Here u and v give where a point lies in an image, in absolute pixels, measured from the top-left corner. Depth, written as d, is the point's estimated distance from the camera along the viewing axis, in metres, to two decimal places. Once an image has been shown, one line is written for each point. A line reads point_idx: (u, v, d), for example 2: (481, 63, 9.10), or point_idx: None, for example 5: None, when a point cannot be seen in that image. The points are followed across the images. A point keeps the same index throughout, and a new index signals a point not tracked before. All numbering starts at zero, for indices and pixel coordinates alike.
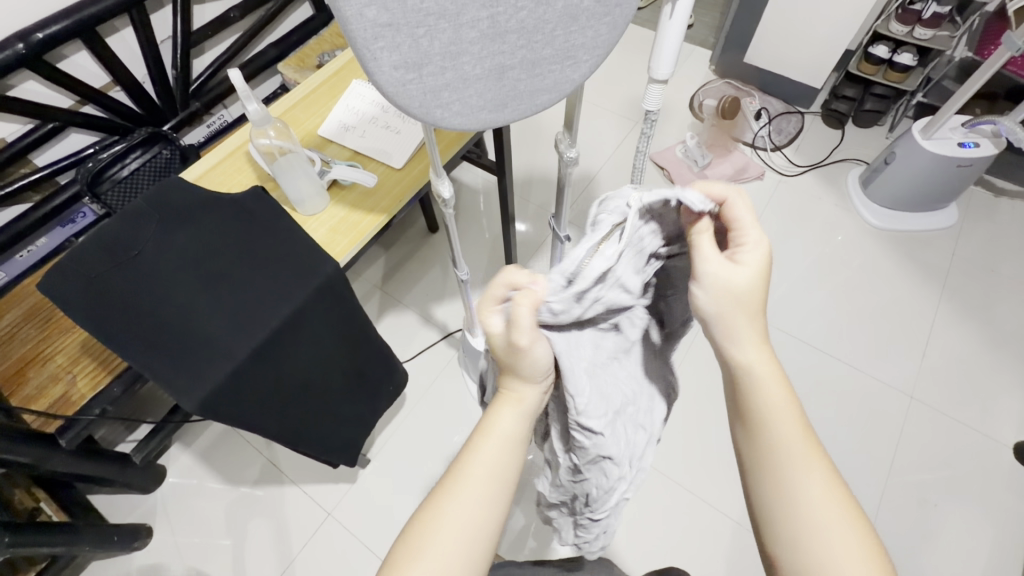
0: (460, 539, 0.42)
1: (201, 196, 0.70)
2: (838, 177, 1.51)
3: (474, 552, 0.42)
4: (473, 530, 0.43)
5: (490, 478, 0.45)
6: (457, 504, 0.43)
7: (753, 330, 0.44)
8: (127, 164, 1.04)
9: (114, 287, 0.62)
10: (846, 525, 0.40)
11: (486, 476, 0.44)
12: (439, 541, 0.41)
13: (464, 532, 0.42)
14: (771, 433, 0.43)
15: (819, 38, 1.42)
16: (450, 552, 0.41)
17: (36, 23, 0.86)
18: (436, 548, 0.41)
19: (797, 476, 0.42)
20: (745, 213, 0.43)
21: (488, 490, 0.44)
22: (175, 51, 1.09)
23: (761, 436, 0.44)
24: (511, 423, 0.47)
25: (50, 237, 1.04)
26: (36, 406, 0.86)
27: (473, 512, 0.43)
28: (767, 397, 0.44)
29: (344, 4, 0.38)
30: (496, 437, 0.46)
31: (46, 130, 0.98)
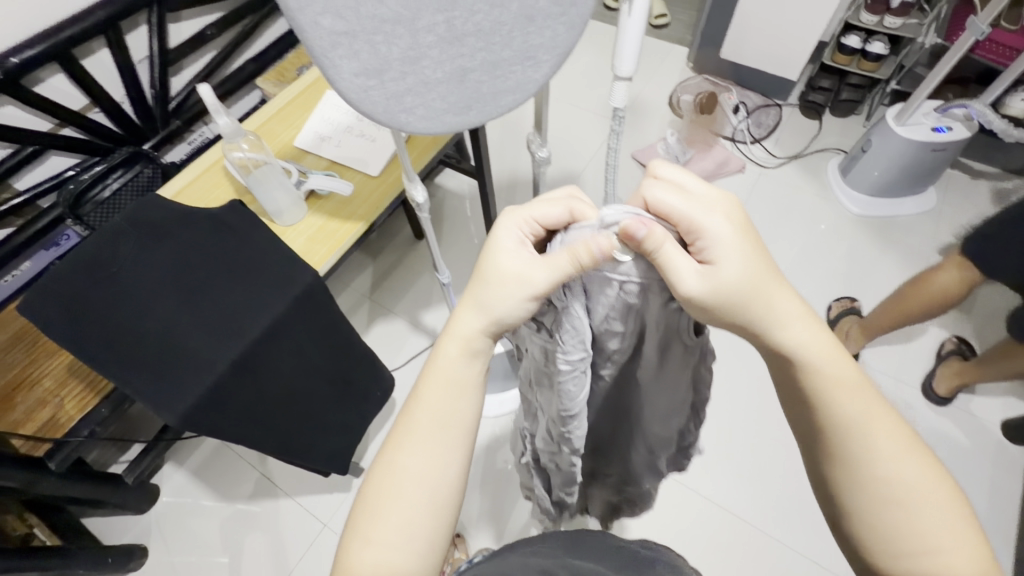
0: (412, 498, 0.42)
1: (178, 211, 0.70)
2: (818, 166, 1.52)
3: (433, 510, 0.43)
4: (423, 489, 0.43)
5: (437, 425, 0.44)
6: (404, 464, 0.43)
7: (792, 317, 0.41)
8: (108, 184, 1.04)
9: (93, 305, 0.63)
10: (939, 501, 0.39)
11: (432, 429, 0.44)
12: (389, 501, 0.42)
13: (413, 490, 0.42)
14: (846, 428, 0.40)
15: (792, 31, 1.44)
16: (406, 509, 0.42)
17: (11, 48, 0.87)
18: (387, 505, 0.42)
19: (881, 465, 0.40)
20: (665, 197, 0.40)
21: (440, 444, 0.44)
22: (153, 70, 1.10)
23: (828, 430, 0.41)
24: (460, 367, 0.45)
25: (34, 261, 1.02)
26: (25, 430, 0.86)
27: (423, 467, 0.43)
28: (839, 388, 0.41)
29: (299, 15, 0.39)
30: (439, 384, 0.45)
31: (25, 154, 0.98)
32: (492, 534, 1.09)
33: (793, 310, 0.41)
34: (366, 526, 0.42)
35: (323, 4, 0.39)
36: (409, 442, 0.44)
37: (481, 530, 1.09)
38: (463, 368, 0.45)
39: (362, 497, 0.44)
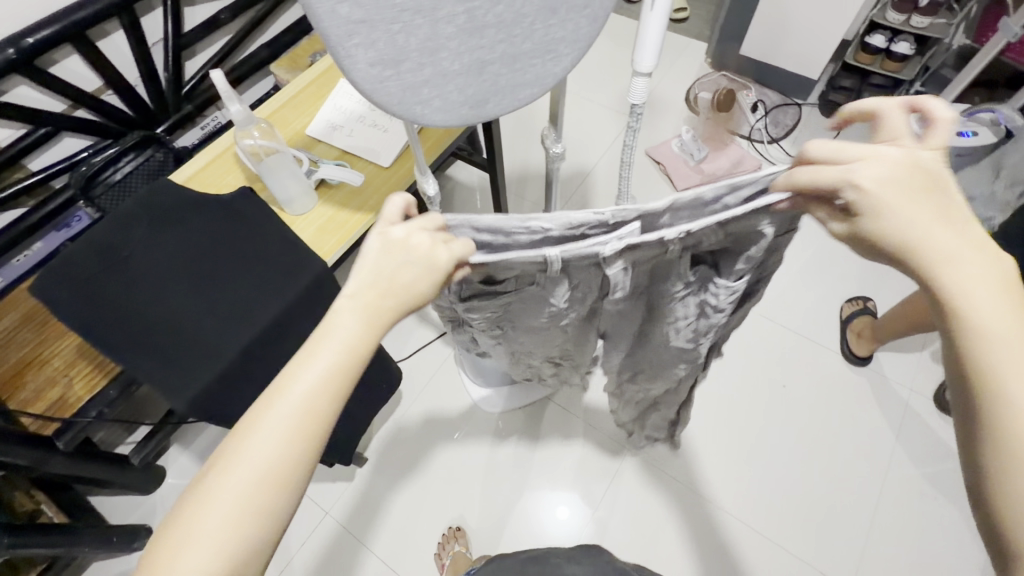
0: (261, 488, 0.36)
1: (189, 197, 0.70)
2: None
3: (282, 492, 0.36)
4: (274, 472, 0.36)
5: (293, 415, 0.37)
6: (250, 446, 0.36)
7: (930, 236, 0.33)
8: (119, 167, 1.04)
9: (104, 289, 0.63)
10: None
11: (285, 410, 0.37)
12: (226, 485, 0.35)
13: (261, 477, 0.36)
14: (989, 370, 0.33)
15: (815, 29, 1.41)
16: (248, 497, 0.35)
17: (26, 28, 0.87)
18: (217, 491, 0.35)
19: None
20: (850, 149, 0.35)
21: (292, 427, 0.36)
22: (167, 54, 1.09)
23: (982, 362, 0.33)
24: (352, 340, 0.38)
25: (45, 242, 1.03)
26: (34, 409, 0.88)
27: (273, 450, 0.36)
28: (984, 320, 0.33)
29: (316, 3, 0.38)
30: (311, 354, 0.38)
31: (39, 135, 0.98)
32: (493, 528, 1.09)
33: (944, 231, 0.33)
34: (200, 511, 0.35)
35: None
36: (265, 412, 0.37)
37: (482, 524, 1.09)
38: (355, 344, 0.38)
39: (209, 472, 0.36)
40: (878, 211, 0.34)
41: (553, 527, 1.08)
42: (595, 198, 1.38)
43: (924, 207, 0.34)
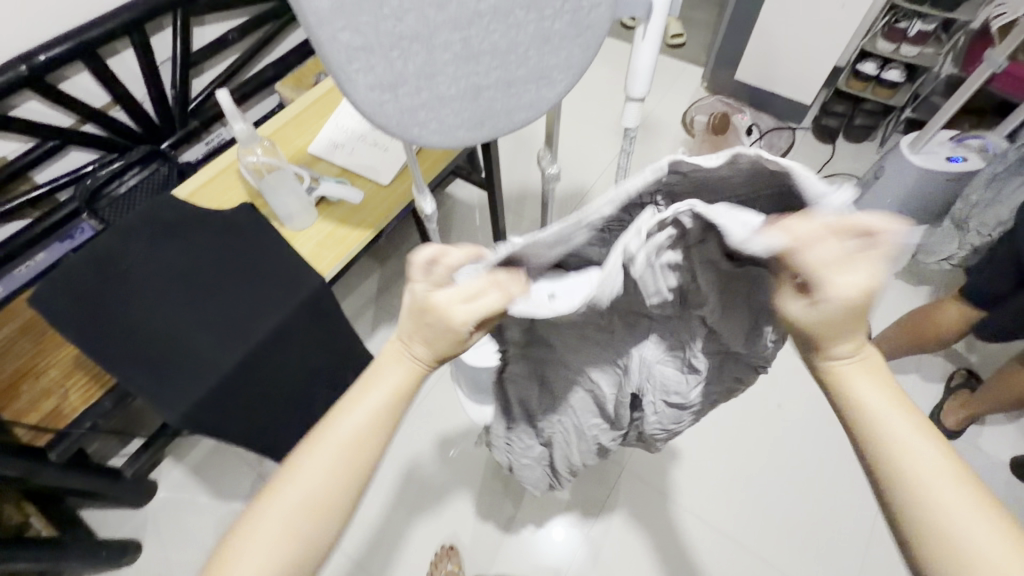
0: (300, 540, 0.36)
1: (191, 212, 0.72)
2: None
3: (319, 540, 0.37)
4: (312, 522, 0.37)
5: (340, 451, 0.37)
6: (292, 485, 0.37)
7: (812, 327, 0.37)
8: (123, 180, 1.07)
9: (102, 303, 0.64)
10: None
11: (323, 463, 0.37)
12: (263, 536, 0.36)
13: (299, 528, 0.36)
14: (891, 456, 0.34)
15: (808, 56, 1.45)
16: (287, 549, 0.36)
17: (39, 46, 0.90)
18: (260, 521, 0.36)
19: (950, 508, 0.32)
20: (755, 252, 0.39)
21: (330, 471, 0.37)
22: (175, 72, 1.12)
23: (883, 449, 0.34)
24: (385, 391, 0.40)
25: (47, 252, 1.04)
26: (28, 420, 0.89)
27: (310, 503, 0.37)
28: (878, 406, 0.35)
29: (319, 30, 0.40)
30: (344, 408, 0.39)
31: (46, 149, 1.00)
32: (485, 547, 1.08)
33: (819, 320, 0.37)
34: (237, 564, 0.35)
35: (341, 20, 0.39)
36: (303, 466, 0.37)
37: (474, 543, 1.08)
38: (388, 395, 0.40)
39: (243, 526, 0.37)
40: (772, 294, 0.38)
41: (545, 546, 1.07)
42: None
43: (789, 297, 0.37)
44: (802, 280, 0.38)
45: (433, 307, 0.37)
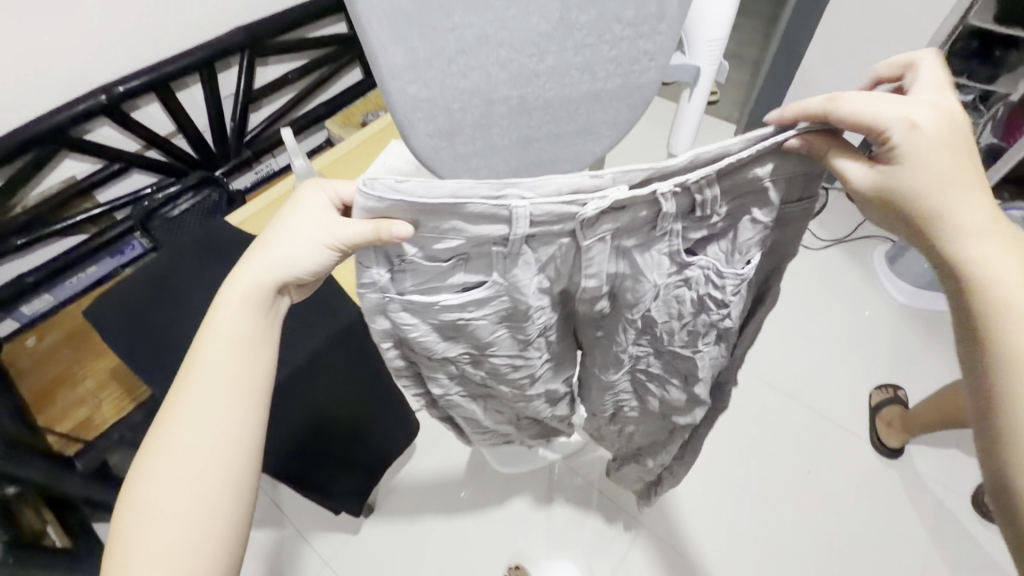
0: (187, 462, 0.43)
1: (241, 236, 0.75)
2: (864, 251, 1.50)
3: (208, 467, 0.43)
4: (199, 451, 0.43)
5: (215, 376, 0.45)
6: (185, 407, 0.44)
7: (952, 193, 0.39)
8: (178, 204, 1.14)
9: (150, 318, 0.67)
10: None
11: (202, 396, 0.44)
12: (154, 468, 0.42)
13: (184, 454, 0.43)
14: (1008, 309, 0.40)
15: None
16: (179, 473, 0.42)
17: (119, 78, 0.98)
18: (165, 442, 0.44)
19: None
20: (854, 98, 0.38)
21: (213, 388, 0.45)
22: (235, 105, 1.19)
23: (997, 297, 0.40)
24: (246, 323, 0.47)
25: (99, 265, 1.11)
26: (61, 427, 0.93)
27: (198, 432, 0.44)
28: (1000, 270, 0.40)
29: (390, 82, 0.42)
30: (220, 351, 0.46)
31: (112, 171, 1.07)
32: None
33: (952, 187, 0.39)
34: (138, 489, 0.42)
35: (412, 75, 0.42)
36: (179, 403, 0.44)
37: None
38: (239, 326, 0.46)
39: (143, 457, 0.43)
40: (910, 161, 0.39)
41: None
42: None
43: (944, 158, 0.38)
44: (944, 142, 0.38)
45: (299, 202, 0.47)
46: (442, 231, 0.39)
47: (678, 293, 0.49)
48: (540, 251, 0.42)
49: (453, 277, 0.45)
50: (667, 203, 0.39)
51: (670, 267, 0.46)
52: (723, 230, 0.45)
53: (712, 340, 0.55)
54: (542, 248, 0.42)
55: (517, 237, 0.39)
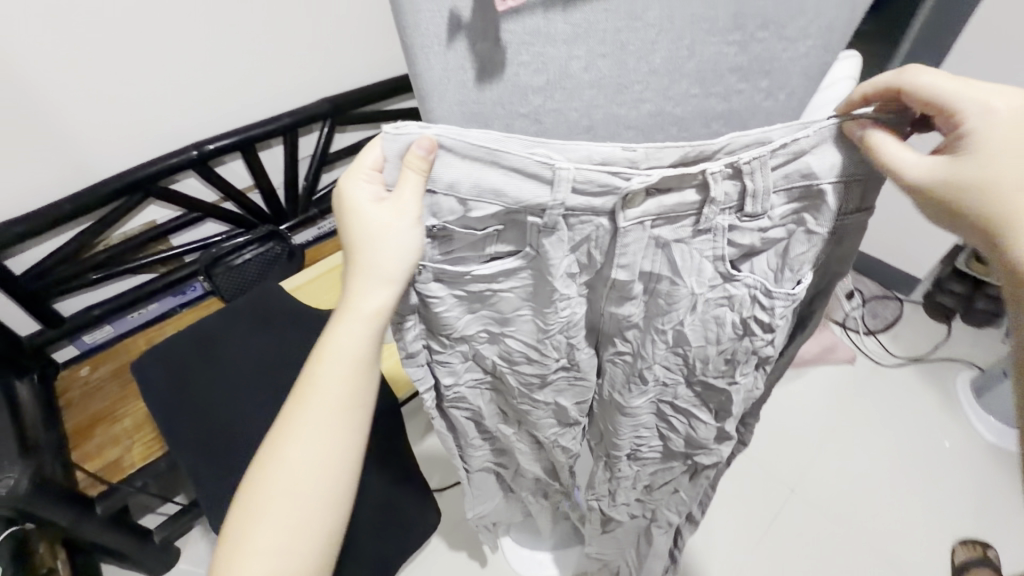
0: (311, 476, 0.46)
1: (293, 308, 0.79)
2: (944, 376, 1.35)
3: (331, 481, 0.46)
4: (318, 466, 0.46)
5: (331, 406, 0.46)
6: (300, 434, 0.45)
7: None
8: (243, 254, 1.19)
9: (193, 381, 0.71)
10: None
11: (317, 417, 0.45)
12: (279, 481, 0.45)
13: (305, 470, 0.46)
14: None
15: (925, 233, 1.35)
16: (314, 483, 0.46)
17: (211, 137, 1.05)
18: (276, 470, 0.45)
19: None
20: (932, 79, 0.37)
21: (325, 417, 0.46)
22: (310, 166, 1.24)
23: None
24: (351, 345, 0.44)
25: (160, 303, 1.15)
26: (90, 465, 0.96)
27: (318, 450, 0.46)
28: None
29: None
30: (326, 369, 0.45)
31: (189, 219, 1.13)
32: None
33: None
34: (264, 497, 0.45)
35: None
36: (298, 421, 0.45)
37: None
38: (351, 351, 0.45)
39: (265, 467, 0.46)
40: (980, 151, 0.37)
41: None
42: None
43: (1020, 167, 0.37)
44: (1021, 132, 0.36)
45: (352, 203, 0.40)
46: (473, 196, 0.37)
47: (715, 306, 0.46)
48: (579, 232, 0.40)
49: (486, 251, 0.42)
50: (714, 187, 0.37)
51: (712, 276, 0.44)
52: (774, 242, 0.43)
53: (750, 369, 0.53)
54: (580, 229, 0.39)
55: (554, 209, 0.37)
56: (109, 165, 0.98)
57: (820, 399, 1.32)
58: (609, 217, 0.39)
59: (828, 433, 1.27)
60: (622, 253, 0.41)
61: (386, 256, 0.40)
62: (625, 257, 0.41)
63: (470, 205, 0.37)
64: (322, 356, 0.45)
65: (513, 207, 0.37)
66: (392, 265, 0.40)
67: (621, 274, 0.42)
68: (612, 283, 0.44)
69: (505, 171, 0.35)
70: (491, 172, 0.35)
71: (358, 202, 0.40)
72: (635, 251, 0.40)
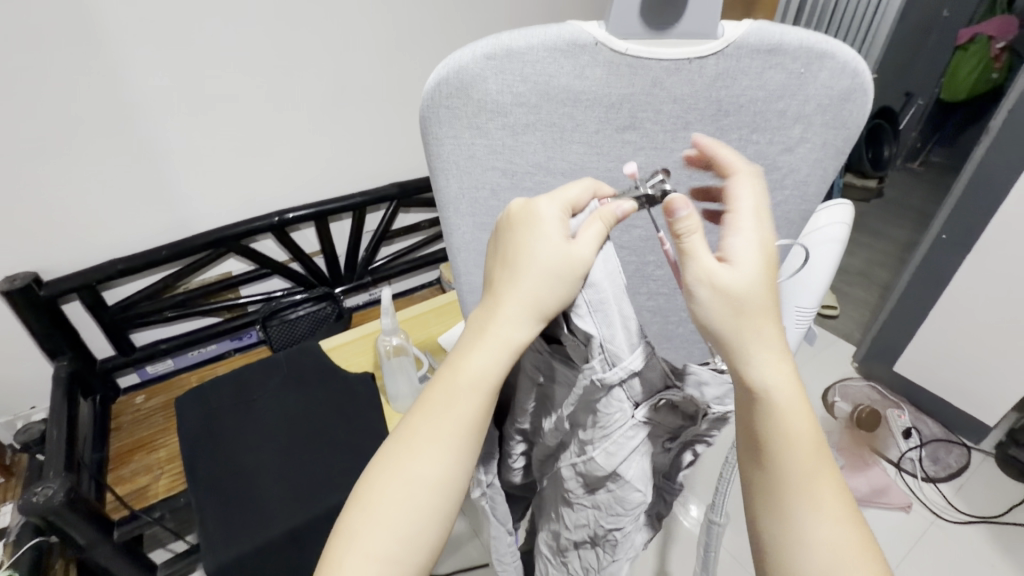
0: (428, 512, 0.39)
1: (325, 367, 0.85)
2: (1021, 545, 1.17)
3: (436, 522, 0.39)
4: (429, 501, 0.39)
5: (457, 419, 0.40)
6: (415, 450, 0.40)
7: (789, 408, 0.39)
8: (297, 309, 1.29)
9: (224, 423, 0.78)
10: None
11: (440, 444, 0.40)
12: (384, 507, 0.38)
13: (417, 502, 0.39)
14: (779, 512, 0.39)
15: (993, 376, 1.25)
16: (424, 519, 0.39)
17: (292, 208, 1.20)
18: (391, 484, 0.39)
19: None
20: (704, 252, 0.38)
21: (450, 433, 0.40)
22: (372, 240, 1.37)
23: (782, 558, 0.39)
24: (485, 374, 0.40)
25: (218, 345, 1.27)
26: (121, 488, 1.02)
27: (435, 480, 0.39)
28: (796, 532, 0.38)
29: (461, 281, 0.48)
30: (461, 394, 0.40)
31: (259, 274, 1.26)
32: None
33: (802, 423, 0.39)
34: (366, 521, 0.38)
35: None
36: (418, 442, 0.40)
37: None
38: (485, 378, 0.40)
39: (372, 487, 0.39)
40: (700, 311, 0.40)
41: None
42: (700, 470, 1.31)
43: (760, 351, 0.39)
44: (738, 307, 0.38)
45: (536, 218, 0.40)
46: (589, 306, 0.39)
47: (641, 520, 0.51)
48: (602, 413, 0.43)
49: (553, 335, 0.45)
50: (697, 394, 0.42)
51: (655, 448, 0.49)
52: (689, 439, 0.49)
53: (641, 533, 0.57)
54: (612, 406, 0.42)
55: (622, 369, 0.40)
56: (204, 222, 1.14)
57: None
58: (633, 401, 0.43)
59: None
60: (615, 439, 0.44)
61: (547, 288, 0.39)
62: (615, 446, 0.44)
63: (578, 311, 0.40)
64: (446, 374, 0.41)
65: (604, 344, 0.40)
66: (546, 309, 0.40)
67: (599, 458, 0.45)
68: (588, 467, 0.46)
69: (614, 311, 0.39)
70: (609, 311, 0.39)
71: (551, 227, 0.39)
72: (624, 454, 0.44)
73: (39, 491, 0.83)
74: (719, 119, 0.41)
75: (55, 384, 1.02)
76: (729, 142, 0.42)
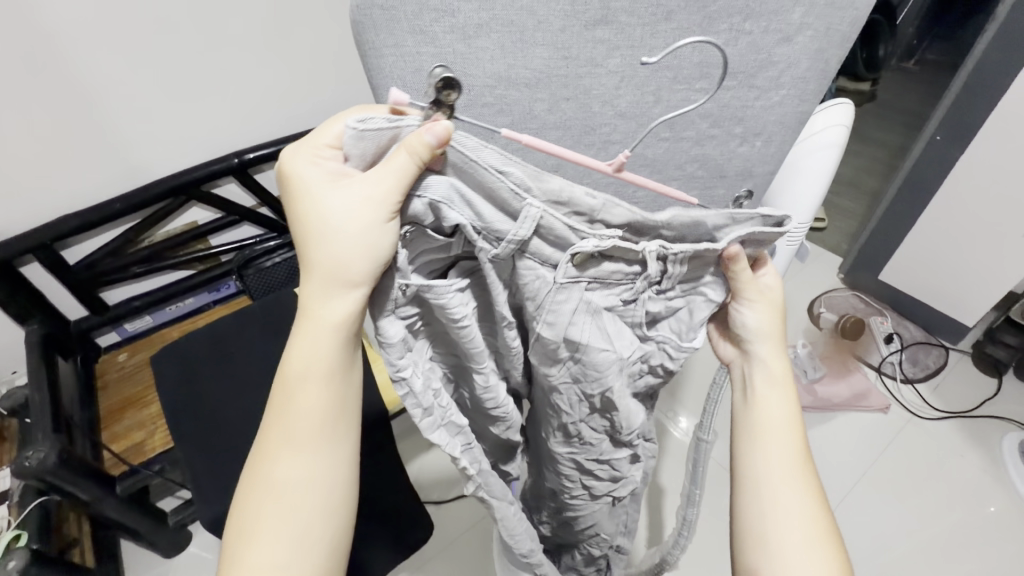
0: (323, 498, 0.44)
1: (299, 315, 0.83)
2: (988, 435, 1.25)
3: (335, 505, 0.45)
4: (326, 487, 0.44)
5: (310, 415, 0.43)
6: (287, 460, 0.43)
7: None
8: (273, 256, 1.24)
9: (203, 377, 0.76)
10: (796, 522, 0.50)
11: (307, 434, 0.43)
12: (297, 513, 0.43)
13: (327, 492, 0.44)
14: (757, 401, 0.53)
15: (976, 279, 1.25)
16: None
17: (252, 147, 1.12)
18: (282, 495, 0.43)
19: (787, 543, 0.48)
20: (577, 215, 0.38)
21: (314, 426, 0.43)
22: None
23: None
24: (327, 355, 0.43)
25: (195, 298, 1.23)
26: (118, 445, 1.02)
27: (313, 479, 0.44)
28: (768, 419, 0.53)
29: None
30: (312, 389, 0.43)
31: (226, 221, 1.20)
32: None
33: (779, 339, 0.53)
34: (273, 537, 0.43)
35: None
36: (290, 453, 0.43)
37: None
38: (331, 360, 0.43)
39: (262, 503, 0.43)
40: None
41: None
42: (689, 386, 1.34)
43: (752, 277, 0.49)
44: None
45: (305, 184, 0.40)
46: (447, 201, 0.36)
47: (632, 368, 0.50)
48: (523, 283, 0.41)
49: (450, 255, 0.41)
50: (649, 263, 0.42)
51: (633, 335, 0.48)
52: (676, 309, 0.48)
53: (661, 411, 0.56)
54: (526, 275, 0.40)
55: (510, 242, 0.37)
56: (156, 169, 1.05)
57: (847, 446, 1.25)
58: (550, 265, 0.40)
59: (853, 484, 1.19)
60: (547, 309, 0.42)
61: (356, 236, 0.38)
62: (552, 314, 0.42)
63: (443, 212, 0.37)
64: (294, 372, 0.43)
65: (478, 225, 0.37)
66: (383, 260, 0.38)
67: (543, 330, 0.43)
68: (543, 344, 0.44)
69: (490, 169, 0.35)
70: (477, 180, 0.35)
71: (355, 178, 0.38)
72: (567, 319, 0.42)
73: (30, 455, 0.83)
74: (707, 4, 0.35)
75: (29, 349, 0.98)
76: (718, 34, 0.36)
